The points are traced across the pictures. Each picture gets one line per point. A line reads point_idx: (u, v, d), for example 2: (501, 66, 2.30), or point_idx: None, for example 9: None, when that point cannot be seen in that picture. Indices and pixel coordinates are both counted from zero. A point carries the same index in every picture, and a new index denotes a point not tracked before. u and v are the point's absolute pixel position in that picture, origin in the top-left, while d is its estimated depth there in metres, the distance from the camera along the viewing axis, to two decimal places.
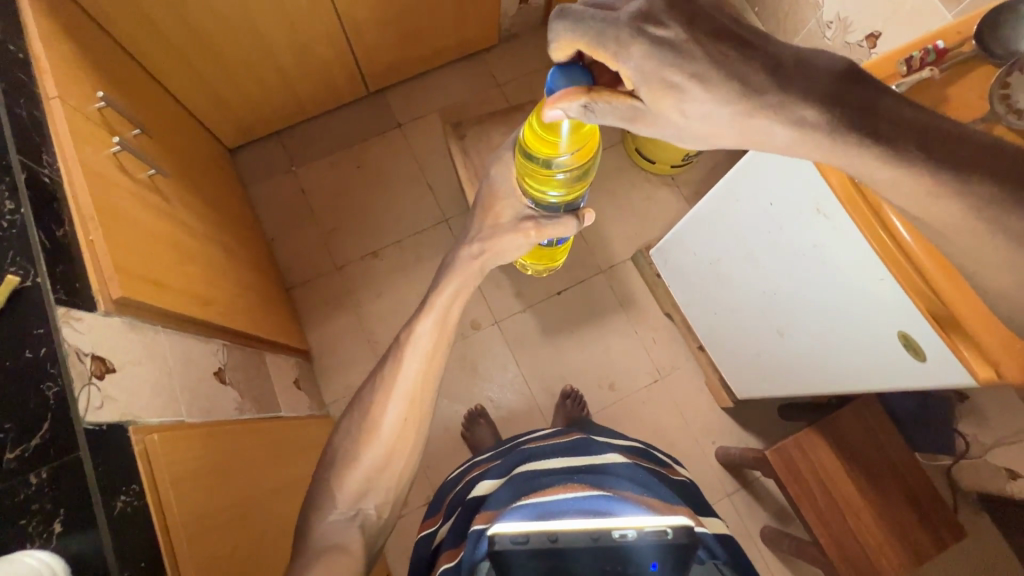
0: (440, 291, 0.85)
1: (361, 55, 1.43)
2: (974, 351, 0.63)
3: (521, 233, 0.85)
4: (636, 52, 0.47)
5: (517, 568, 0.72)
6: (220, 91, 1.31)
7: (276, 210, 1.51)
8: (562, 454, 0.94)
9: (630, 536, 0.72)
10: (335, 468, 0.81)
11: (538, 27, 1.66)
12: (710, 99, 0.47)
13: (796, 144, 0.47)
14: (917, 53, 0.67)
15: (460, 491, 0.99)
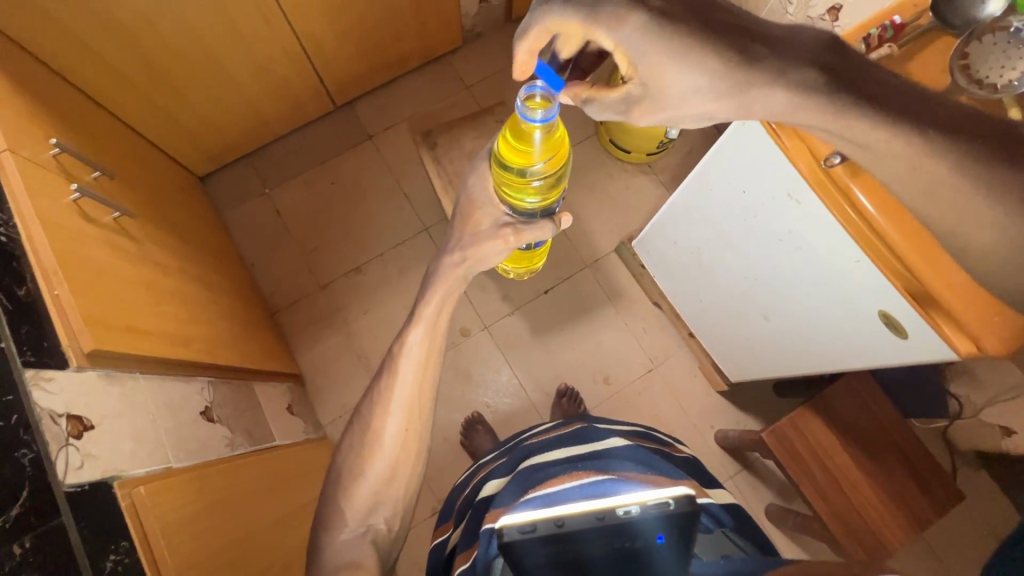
0: (427, 302, 0.83)
1: (323, 69, 1.40)
2: (952, 328, 0.63)
3: (500, 239, 0.84)
4: (630, 21, 0.47)
5: (529, 564, 0.65)
6: (183, 121, 1.29)
7: (253, 234, 1.49)
8: (564, 447, 0.94)
9: (636, 511, 0.66)
10: (343, 485, 0.80)
11: (501, 25, 1.64)
12: (701, 71, 0.46)
13: (797, 110, 0.45)
14: (875, 31, 0.67)
15: (467, 495, 0.99)
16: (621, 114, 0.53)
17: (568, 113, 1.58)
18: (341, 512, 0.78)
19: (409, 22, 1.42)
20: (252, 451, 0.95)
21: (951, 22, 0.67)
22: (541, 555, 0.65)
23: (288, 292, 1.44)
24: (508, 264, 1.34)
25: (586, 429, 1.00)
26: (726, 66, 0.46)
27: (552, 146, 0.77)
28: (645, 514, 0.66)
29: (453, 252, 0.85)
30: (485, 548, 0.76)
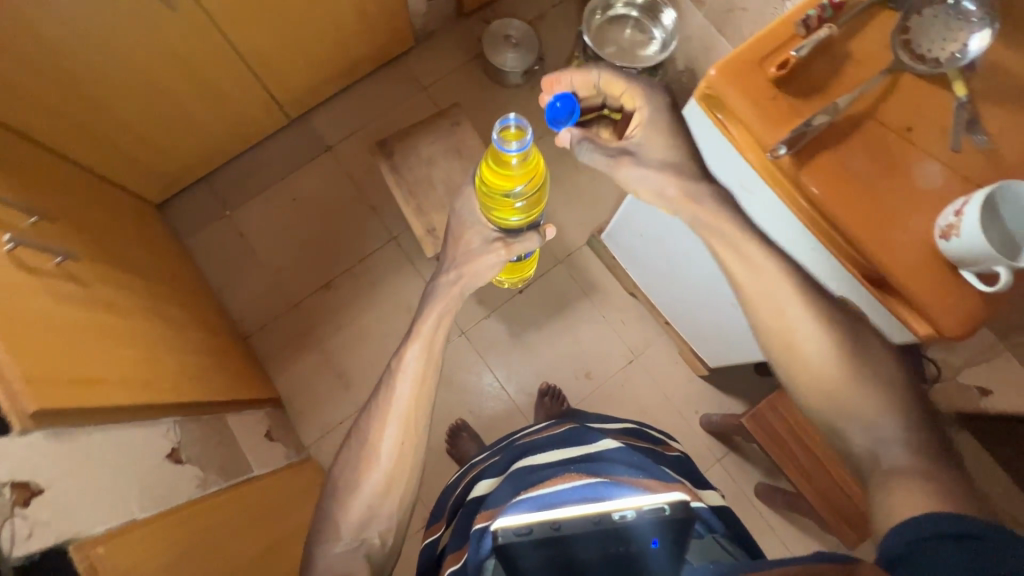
0: (426, 319, 0.86)
1: (272, 82, 1.36)
2: (911, 312, 0.62)
3: (493, 254, 0.91)
4: (648, 110, 0.77)
5: (522, 561, 0.72)
6: (130, 149, 1.24)
7: (217, 258, 1.45)
8: (557, 443, 0.92)
9: (631, 516, 0.72)
10: (337, 499, 0.79)
11: (454, 20, 1.60)
12: (664, 159, 0.74)
13: (718, 208, 0.70)
14: (814, 11, 0.64)
15: (458, 495, 0.98)
16: (609, 159, 0.74)
17: (528, 106, 1.55)
18: (333, 526, 0.76)
19: (356, 26, 1.38)
20: (227, 486, 0.93)
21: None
22: (536, 556, 0.72)
23: (259, 314, 1.42)
24: (502, 277, 1.31)
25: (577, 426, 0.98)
26: (687, 165, 0.74)
27: (530, 169, 0.85)
28: (641, 520, 0.73)
29: (450, 269, 0.90)
30: (477, 547, 0.74)
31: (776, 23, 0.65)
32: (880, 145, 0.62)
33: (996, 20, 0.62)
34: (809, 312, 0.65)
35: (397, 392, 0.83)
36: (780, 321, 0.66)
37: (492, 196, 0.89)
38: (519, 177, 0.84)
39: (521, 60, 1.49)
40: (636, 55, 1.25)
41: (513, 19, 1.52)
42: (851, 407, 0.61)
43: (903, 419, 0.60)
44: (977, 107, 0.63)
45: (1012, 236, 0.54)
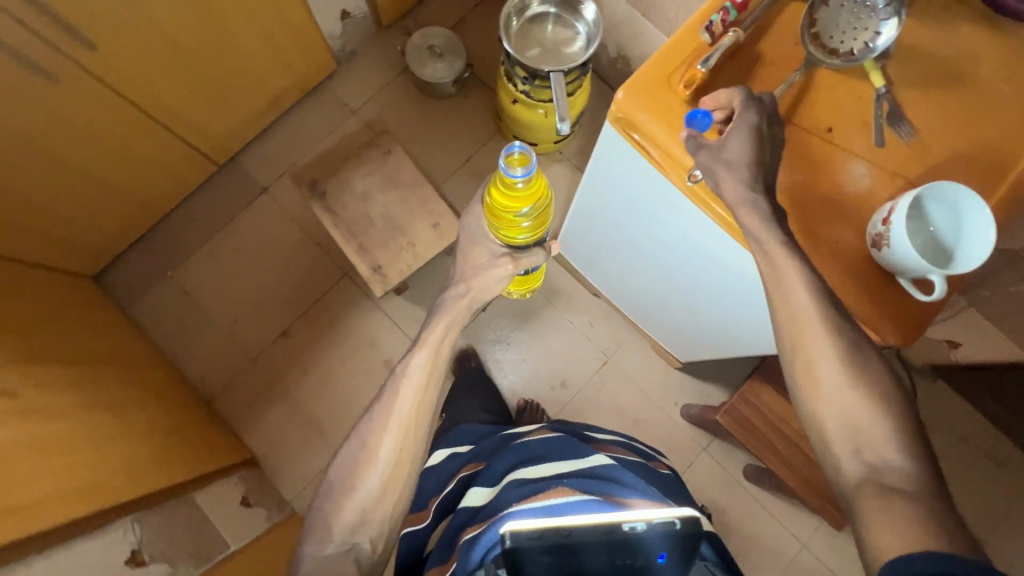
0: (433, 328, 0.88)
1: (190, 132, 1.28)
2: (864, 313, 0.58)
3: (503, 266, 0.94)
4: (747, 113, 0.57)
5: (529, 565, 0.68)
6: (48, 228, 1.17)
7: (166, 322, 1.39)
8: (552, 454, 0.90)
9: (641, 527, 0.68)
10: (332, 500, 0.78)
11: (374, 35, 1.52)
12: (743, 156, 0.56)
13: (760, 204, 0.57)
14: (717, 17, 0.60)
15: (447, 493, 0.95)
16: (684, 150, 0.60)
17: (465, 116, 1.49)
18: (324, 528, 0.77)
19: (268, 59, 1.30)
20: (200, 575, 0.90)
21: None
22: (542, 561, 0.68)
23: (219, 374, 1.37)
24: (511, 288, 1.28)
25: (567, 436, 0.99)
26: (763, 171, 0.57)
27: (537, 190, 0.87)
28: (651, 532, 0.68)
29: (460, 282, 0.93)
30: (466, 557, 0.74)
31: (679, 35, 0.62)
32: (802, 152, 0.59)
33: (904, 8, 0.59)
34: (821, 308, 0.56)
35: (399, 397, 0.82)
36: (793, 329, 0.58)
37: (500, 217, 0.91)
38: (525, 199, 0.86)
39: (448, 70, 1.43)
40: (561, 54, 1.20)
41: (433, 28, 1.45)
42: (859, 419, 0.56)
43: (898, 421, 0.55)
44: (897, 94, 0.60)
45: (936, 238, 0.53)
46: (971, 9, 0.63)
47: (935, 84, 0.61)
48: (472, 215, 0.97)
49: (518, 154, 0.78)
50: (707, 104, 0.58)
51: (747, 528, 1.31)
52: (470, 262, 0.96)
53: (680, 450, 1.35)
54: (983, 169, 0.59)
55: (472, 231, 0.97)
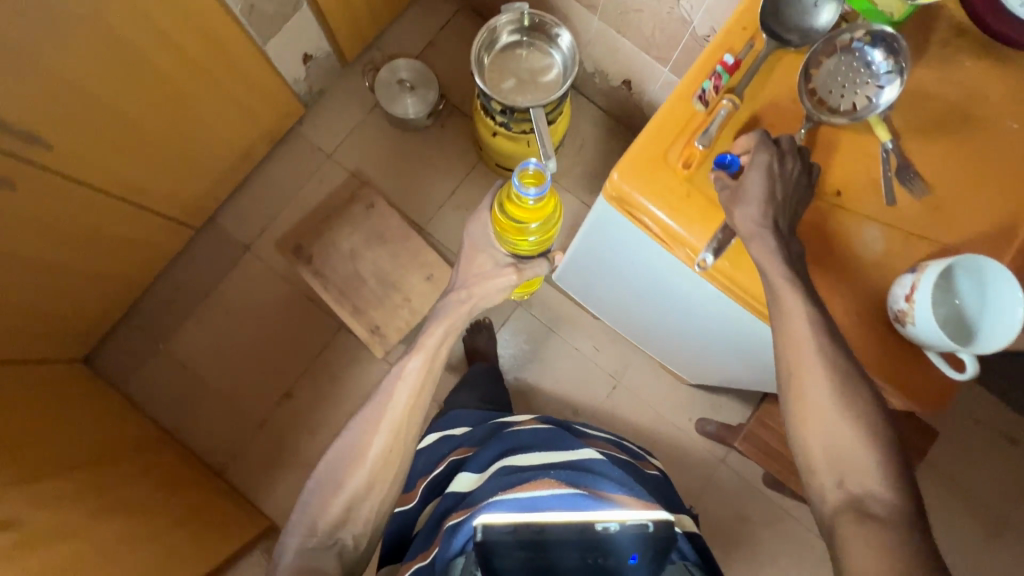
0: (431, 331, 0.87)
1: (163, 202, 1.23)
2: (895, 380, 0.55)
3: (506, 274, 0.90)
4: (760, 153, 0.53)
5: (505, 560, 0.72)
6: (35, 325, 1.13)
7: (165, 397, 1.35)
8: (541, 445, 0.87)
9: (613, 528, 0.73)
10: (319, 494, 0.80)
11: (341, 73, 1.47)
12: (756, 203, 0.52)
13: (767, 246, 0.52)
14: (708, 84, 0.57)
15: (437, 474, 0.93)
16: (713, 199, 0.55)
17: (445, 148, 1.45)
18: (309, 522, 0.79)
19: (233, 117, 1.24)
20: None
21: (789, 40, 0.58)
22: (514, 555, 0.72)
23: (227, 443, 1.34)
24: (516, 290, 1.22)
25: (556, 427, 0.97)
26: (783, 215, 0.53)
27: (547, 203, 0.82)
28: (624, 534, 0.73)
29: (463, 286, 0.90)
30: (447, 544, 0.74)
31: (669, 104, 0.58)
32: (808, 219, 0.57)
33: (905, 70, 0.56)
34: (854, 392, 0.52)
35: (392, 397, 0.84)
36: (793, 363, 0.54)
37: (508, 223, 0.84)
38: (535, 210, 0.81)
39: (421, 103, 1.37)
40: (539, 83, 1.15)
41: (400, 60, 1.39)
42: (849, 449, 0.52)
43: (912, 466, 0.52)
44: (903, 144, 0.57)
45: (961, 311, 0.51)
46: (977, 41, 0.59)
47: (942, 129, 0.58)
48: (476, 220, 0.91)
49: (532, 171, 0.77)
50: (735, 148, 0.56)
51: (774, 535, 1.32)
52: (471, 265, 0.92)
53: (699, 465, 1.35)
54: (1002, 217, 0.56)
55: (476, 236, 0.92)
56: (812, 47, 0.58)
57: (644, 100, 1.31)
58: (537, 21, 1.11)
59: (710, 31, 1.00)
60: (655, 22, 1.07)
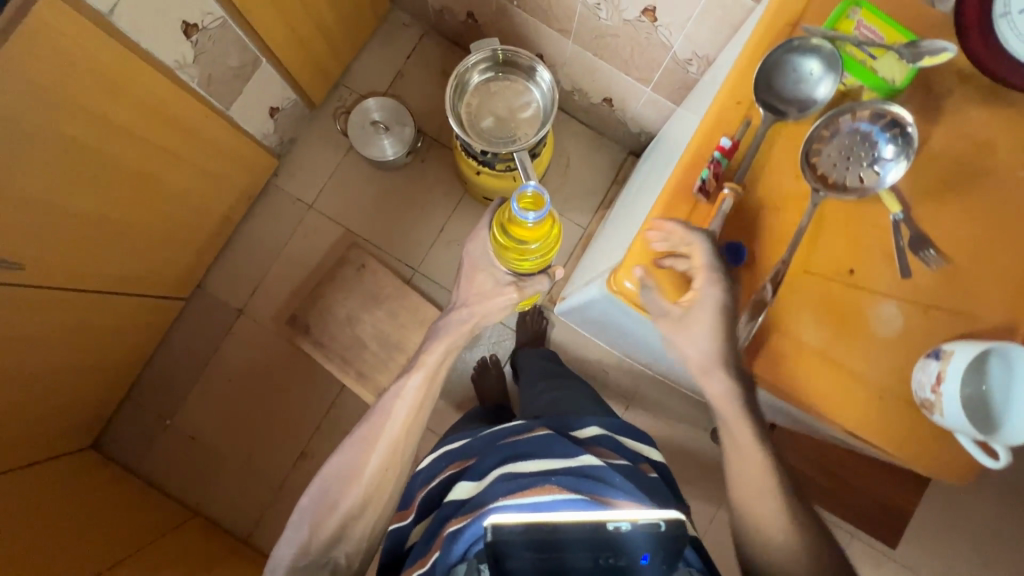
0: (431, 351, 0.92)
1: (148, 281, 1.20)
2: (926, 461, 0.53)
3: (505, 294, 0.92)
4: (708, 290, 0.53)
5: (514, 561, 0.67)
6: (40, 426, 1.11)
7: (180, 474, 1.34)
8: (538, 451, 0.82)
9: (625, 528, 0.68)
10: (315, 512, 0.82)
11: (310, 118, 1.41)
12: (705, 337, 0.56)
13: (713, 370, 0.58)
14: (708, 173, 0.54)
15: (433, 486, 0.88)
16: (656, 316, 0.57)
17: (428, 186, 1.41)
18: (304, 539, 0.81)
19: (208, 184, 1.20)
20: None
21: (786, 112, 0.55)
22: (524, 558, 0.67)
23: (250, 511, 1.33)
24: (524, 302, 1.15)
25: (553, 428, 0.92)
26: (733, 349, 0.55)
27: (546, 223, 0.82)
28: (636, 533, 0.69)
29: (462, 306, 0.94)
30: (447, 550, 0.72)
31: (666, 197, 0.56)
32: (823, 303, 0.54)
33: (908, 154, 0.53)
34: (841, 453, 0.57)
35: (389, 417, 0.87)
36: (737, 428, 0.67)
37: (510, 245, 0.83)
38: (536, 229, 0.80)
39: (398, 143, 1.32)
40: (518, 120, 1.10)
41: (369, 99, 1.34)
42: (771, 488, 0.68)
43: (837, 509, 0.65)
44: (912, 211, 0.55)
45: (987, 397, 0.50)
46: (984, 91, 0.56)
47: (954, 189, 0.55)
48: (475, 238, 0.92)
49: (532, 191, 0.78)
50: (666, 233, 0.54)
51: None
52: (469, 286, 0.94)
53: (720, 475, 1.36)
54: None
55: (474, 254, 0.92)
56: (812, 121, 0.55)
57: (628, 116, 1.26)
58: (510, 56, 1.07)
59: (691, 55, 0.95)
60: (632, 46, 1.02)
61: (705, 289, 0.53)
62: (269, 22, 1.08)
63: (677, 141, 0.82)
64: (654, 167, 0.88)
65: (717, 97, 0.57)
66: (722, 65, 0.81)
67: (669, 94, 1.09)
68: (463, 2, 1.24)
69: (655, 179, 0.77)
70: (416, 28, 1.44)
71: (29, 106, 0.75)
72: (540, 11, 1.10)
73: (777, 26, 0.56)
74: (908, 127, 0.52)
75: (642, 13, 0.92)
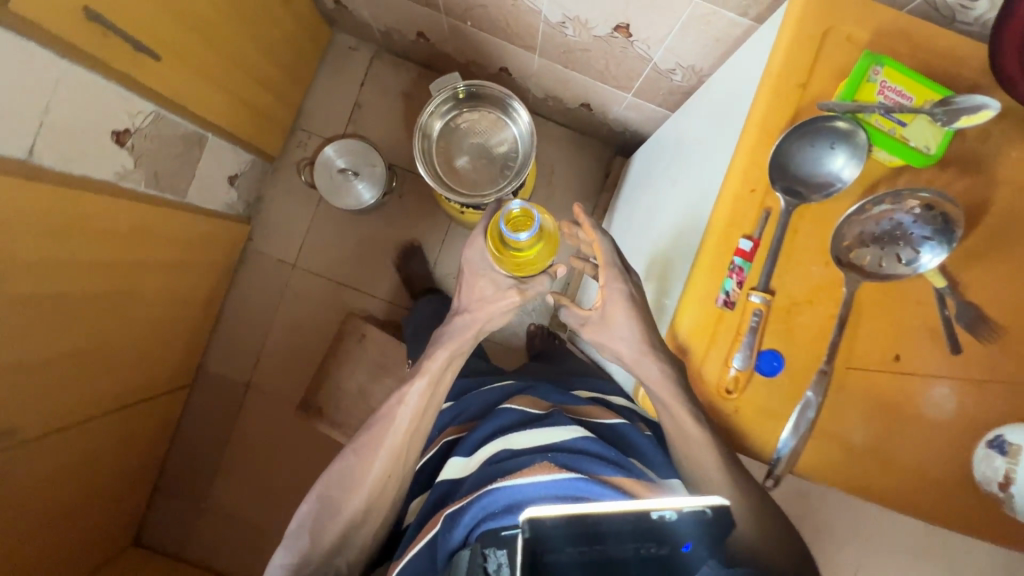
0: (434, 356, 0.79)
1: (147, 382, 1.15)
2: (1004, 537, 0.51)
3: (509, 299, 0.77)
4: (612, 281, 0.56)
5: (550, 558, 0.47)
6: (82, 549, 1.10)
7: (226, 553, 1.34)
8: (525, 424, 0.73)
9: (673, 517, 0.48)
10: (316, 520, 0.73)
11: (273, 172, 1.33)
12: (617, 326, 0.56)
13: (645, 363, 0.53)
14: (731, 284, 0.49)
15: (430, 456, 0.83)
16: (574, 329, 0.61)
17: (411, 221, 1.33)
18: (306, 548, 0.72)
19: (184, 271, 1.12)
20: None
21: (808, 196, 0.49)
22: (566, 555, 0.47)
23: None
24: None
25: (545, 396, 0.83)
26: (655, 334, 0.54)
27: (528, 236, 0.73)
28: (682, 522, 0.50)
29: (464, 313, 0.79)
30: (447, 535, 0.60)
31: (690, 311, 0.51)
32: (869, 394, 0.50)
33: (949, 250, 0.47)
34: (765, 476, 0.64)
35: (392, 422, 0.77)
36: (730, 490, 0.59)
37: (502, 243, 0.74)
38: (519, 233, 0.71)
39: (372, 186, 1.24)
40: (494, 155, 1.02)
41: (330, 144, 1.24)
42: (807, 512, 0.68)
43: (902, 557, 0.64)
44: (957, 282, 0.50)
45: None
46: None
47: (1004, 250, 0.50)
48: (472, 243, 0.77)
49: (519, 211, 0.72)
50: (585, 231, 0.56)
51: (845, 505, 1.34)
52: (470, 292, 0.79)
53: None
54: None
55: (474, 264, 0.77)
56: (846, 208, 0.49)
57: (610, 118, 1.16)
58: (475, 89, 0.97)
59: (675, 65, 0.85)
60: (608, 57, 0.92)
61: (607, 287, 0.56)
62: (203, 99, 0.97)
63: (680, 184, 0.75)
64: (661, 208, 0.81)
65: (727, 185, 0.51)
66: (714, 94, 0.73)
67: (654, 98, 1.00)
68: (410, 23, 1.12)
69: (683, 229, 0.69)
70: (363, 51, 1.32)
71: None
72: (497, 30, 0.99)
73: (780, 97, 0.50)
74: (957, 232, 0.47)
75: (615, 30, 0.82)
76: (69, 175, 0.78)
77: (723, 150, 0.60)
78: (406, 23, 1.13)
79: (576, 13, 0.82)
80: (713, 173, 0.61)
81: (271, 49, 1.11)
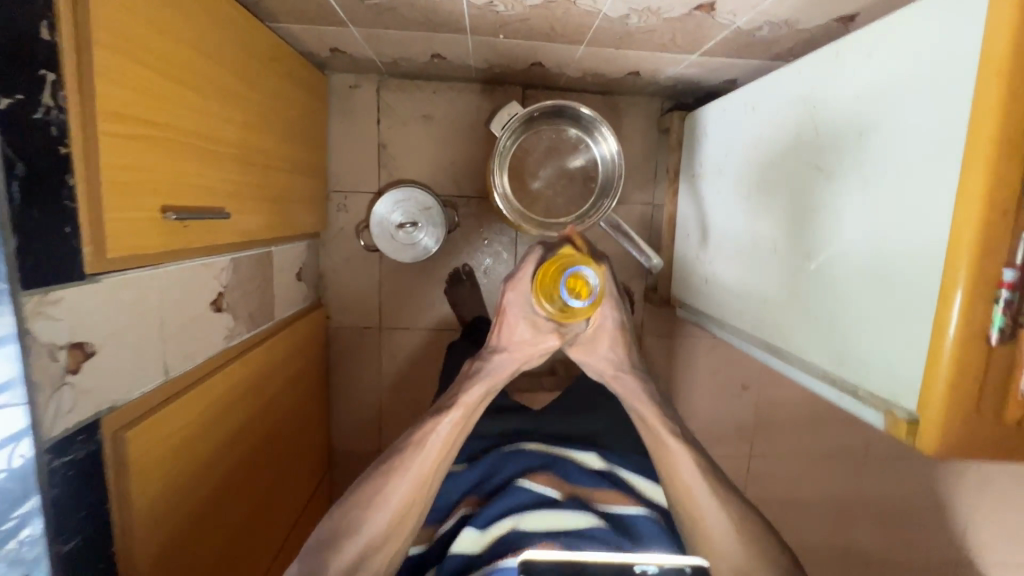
0: (471, 391, 0.79)
1: (302, 489, 1.17)
2: None
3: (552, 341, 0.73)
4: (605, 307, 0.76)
5: None
6: None
7: None
8: (544, 507, 0.82)
9: None
10: (329, 541, 0.73)
11: (324, 244, 1.26)
12: (602, 345, 0.78)
13: (616, 374, 0.81)
14: (1003, 318, 0.46)
15: (446, 528, 0.84)
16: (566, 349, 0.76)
17: (479, 246, 1.28)
18: (319, 565, 0.71)
19: (293, 380, 1.10)
20: None
21: None
22: None
23: None
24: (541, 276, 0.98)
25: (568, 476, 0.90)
26: (628, 355, 0.81)
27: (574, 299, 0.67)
28: None
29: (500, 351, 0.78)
30: None
31: (955, 354, 0.48)
32: None
33: None
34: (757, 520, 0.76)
35: (425, 451, 0.78)
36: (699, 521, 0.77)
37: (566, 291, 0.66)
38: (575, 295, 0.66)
39: (431, 234, 1.18)
40: (572, 172, 0.95)
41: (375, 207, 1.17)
42: None
43: None
44: None
45: None
46: None
47: None
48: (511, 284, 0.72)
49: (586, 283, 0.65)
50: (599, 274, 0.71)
51: None
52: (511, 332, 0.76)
53: None
54: None
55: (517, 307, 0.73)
56: None
57: (661, 78, 1.07)
58: (550, 107, 0.89)
59: (763, 23, 0.76)
60: (676, 32, 0.82)
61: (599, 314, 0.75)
62: (261, 219, 0.90)
63: (816, 172, 0.70)
64: (789, 191, 0.76)
65: (969, 211, 0.47)
66: (843, 67, 0.66)
67: (723, 54, 0.90)
68: (425, 49, 1.00)
69: (839, 229, 0.65)
70: (367, 86, 1.22)
71: (181, 515, 0.68)
72: (537, 36, 0.87)
73: (1018, 100, 0.44)
74: None
75: (696, 10, 0.71)
76: (207, 357, 0.77)
77: (898, 154, 0.56)
78: (417, 51, 1.01)
79: (647, 5, 0.71)
80: (888, 179, 0.57)
81: (287, 130, 1.00)
